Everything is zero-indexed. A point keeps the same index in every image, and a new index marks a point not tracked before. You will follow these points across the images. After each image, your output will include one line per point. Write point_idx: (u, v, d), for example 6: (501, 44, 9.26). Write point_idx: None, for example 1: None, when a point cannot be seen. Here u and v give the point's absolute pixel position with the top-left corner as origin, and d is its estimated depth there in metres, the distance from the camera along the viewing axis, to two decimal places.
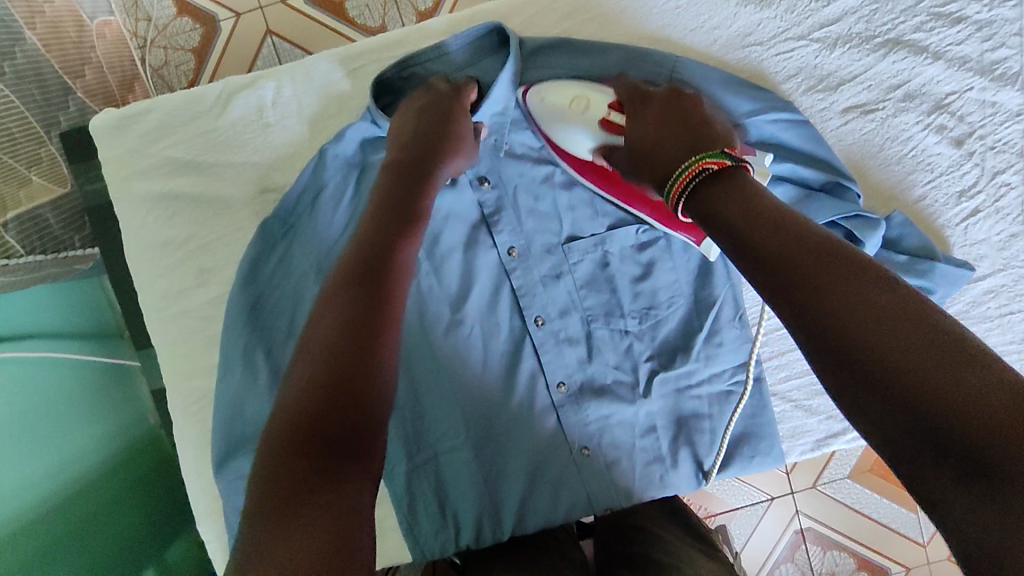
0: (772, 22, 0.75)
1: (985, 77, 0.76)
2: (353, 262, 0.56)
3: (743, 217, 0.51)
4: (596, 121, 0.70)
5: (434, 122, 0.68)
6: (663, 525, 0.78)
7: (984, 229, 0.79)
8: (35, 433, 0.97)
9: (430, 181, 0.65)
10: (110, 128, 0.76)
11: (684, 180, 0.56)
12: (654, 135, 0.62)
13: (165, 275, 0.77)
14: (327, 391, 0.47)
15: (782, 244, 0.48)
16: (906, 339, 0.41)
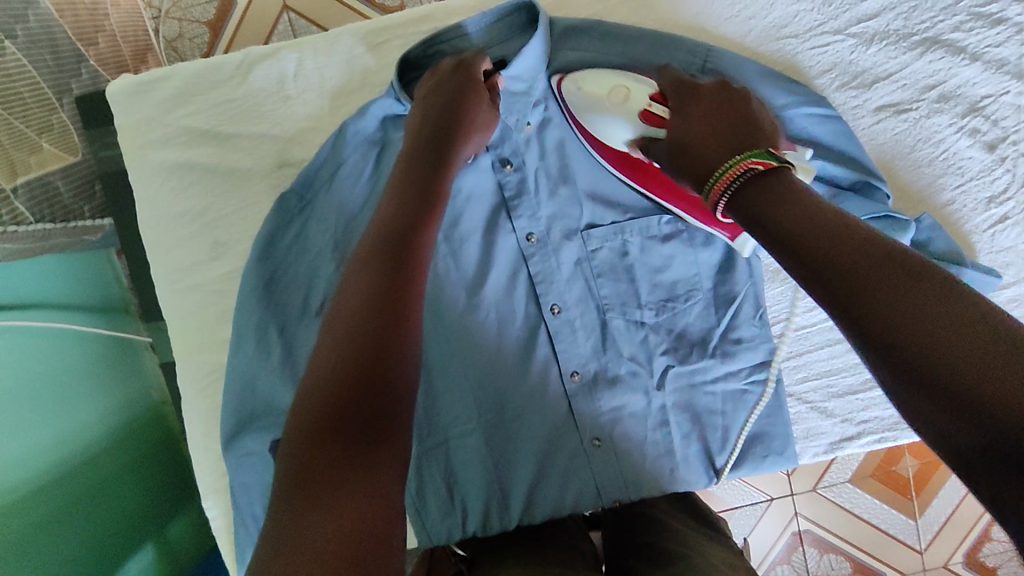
0: (808, 14, 0.74)
1: (1022, 81, 0.74)
2: (380, 241, 0.54)
3: (790, 216, 0.48)
4: (636, 112, 0.68)
5: (448, 103, 0.65)
6: (676, 515, 0.76)
7: (1012, 236, 0.77)
8: (42, 402, 0.96)
9: (449, 163, 0.63)
10: (127, 95, 0.74)
11: (727, 180, 0.54)
12: (698, 135, 0.60)
13: (178, 248, 0.76)
14: (356, 373, 0.46)
15: (831, 242, 0.45)
16: (971, 346, 0.37)
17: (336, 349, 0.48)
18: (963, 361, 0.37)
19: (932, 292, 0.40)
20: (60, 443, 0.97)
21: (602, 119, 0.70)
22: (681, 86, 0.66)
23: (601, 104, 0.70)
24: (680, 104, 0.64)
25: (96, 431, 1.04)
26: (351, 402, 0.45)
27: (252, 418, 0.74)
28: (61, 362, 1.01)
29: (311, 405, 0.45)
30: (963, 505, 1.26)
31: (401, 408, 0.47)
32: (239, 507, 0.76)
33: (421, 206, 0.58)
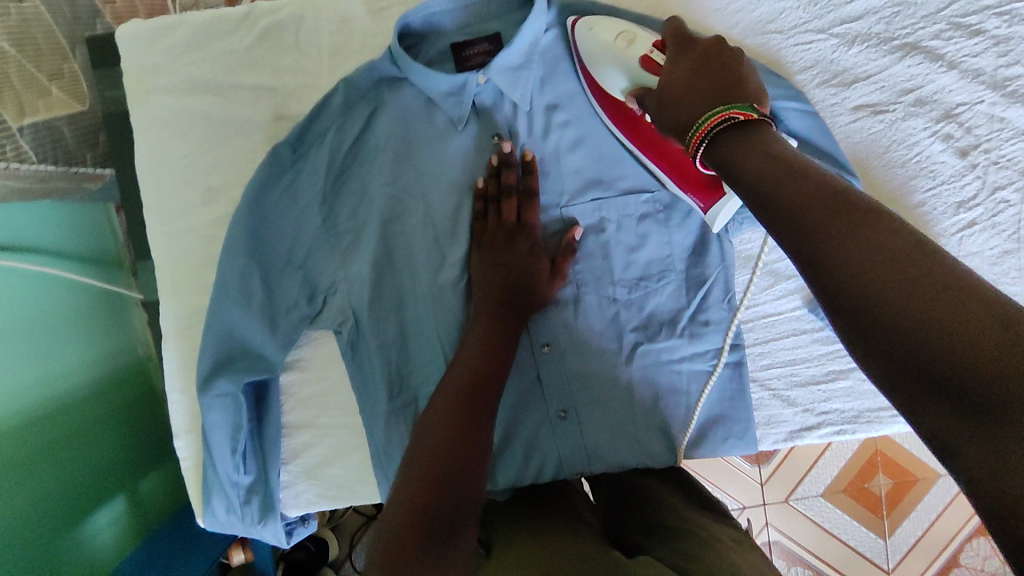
0: (794, 12, 0.76)
1: (996, 92, 0.77)
2: (475, 350, 0.70)
3: (758, 168, 0.52)
4: (637, 58, 0.70)
5: (504, 258, 0.75)
6: (676, 501, 0.73)
7: (978, 242, 0.80)
8: (35, 344, 0.98)
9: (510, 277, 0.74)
10: (136, 40, 0.77)
11: (706, 128, 0.56)
12: (682, 85, 0.62)
13: (172, 191, 0.78)
14: (448, 450, 0.60)
15: (793, 192, 0.49)
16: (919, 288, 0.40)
17: (437, 427, 0.63)
18: (904, 300, 0.40)
19: (882, 233, 0.43)
20: (48, 387, 1.00)
21: (604, 59, 0.72)
22: (682, 39, 0.65)
23: (607, 48, 0.71)
24: (671, 62, 0.65)
25: (82, 379, 1.07)
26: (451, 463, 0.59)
27: (230, 361, 0.77)
28: (53, 308, 1.03)
29: (421, 455, 0.60)
30: (933, 527, 1.27)
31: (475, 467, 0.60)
32: (210, 448, 0.79)
33: (504, 297, 0.74)
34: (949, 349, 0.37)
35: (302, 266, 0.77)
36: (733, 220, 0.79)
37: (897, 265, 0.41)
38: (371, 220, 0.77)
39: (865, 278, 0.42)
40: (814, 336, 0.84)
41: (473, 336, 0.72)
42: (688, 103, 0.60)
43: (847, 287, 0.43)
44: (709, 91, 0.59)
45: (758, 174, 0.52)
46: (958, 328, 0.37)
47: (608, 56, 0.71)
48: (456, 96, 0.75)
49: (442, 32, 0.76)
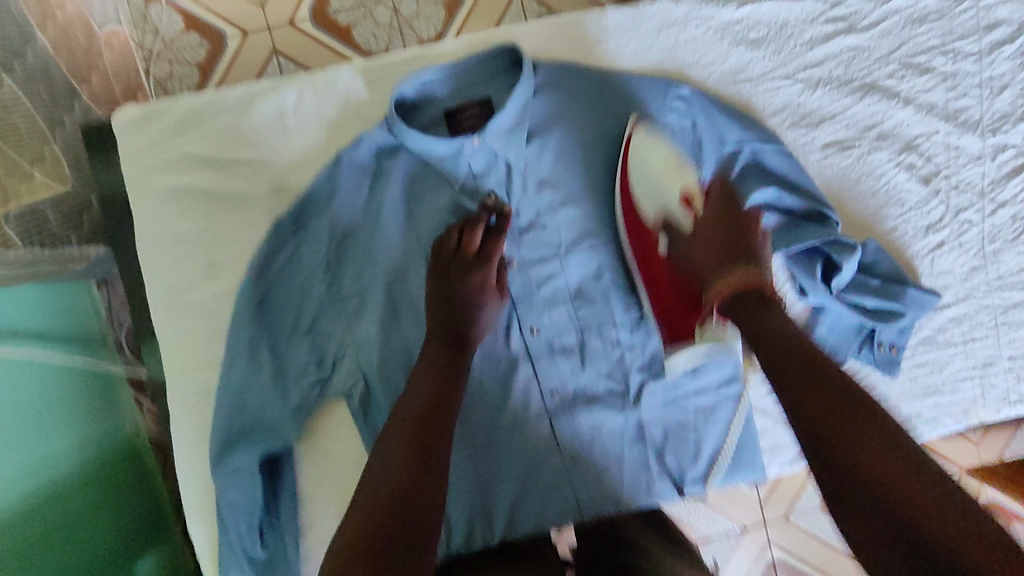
0: (761, 62, 0.83)
1: (949, 122, 0.84)
2: (428, 378, 0.67)
3: (776, 359, 0.58)
4: (676, 194, 0.73)
5: (457, 283, 0.74)
6: (642, 531, 0.82)
7: (949, 261, 0.85)
8: (29, 427, 0.93)
9: (465, 305, 0.73)
10: (133, 123, 0.78)
11: (729, 288, 0.62)
12: (699, 257, 0.66)
13: (173, 268, 0.78)
14: (404, 478, 0.58)
15: (813, 394, 0.55)
16: (886, 446, 0.50)
17: (391, 455, 0.60)
18: (876, 457, 0.50)
19: (861, 431, 0.51)
20: (42, 470, 0.94)
21: (644, 180, 0.75)
22: (726, 199, 0.72)
23: (652, 174, 0.75)
24: (710, 216, 0.69)
25: (95, 470, 1.02)
26: (402, 486, 0.57)
27: (242, 433, 0.76)
28: (58, 395, 0.99)
29: (374, 482, 0.59)
30: None
31: (429, 487, 0.58)
32: (225, 525, 0.76)
33: (457, 321, 0.72)
34: (913, 512, 0.47)
35: (309, 333, 0.77)
36: None
37: (878, 444, 0.51)
38: (378, 283, 0.78)
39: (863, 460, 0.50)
40: None
41: (429, 358, 0.69)
42: (700, 259, 0.66)
43: (846, 470, 0.50)
44: (723, 249, 0.65)
45: (761, 307, 0.61)
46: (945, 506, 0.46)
47: (648, 175, 0.75)
48: (453, 159, 0.76)
49: (435, 99, 0.79)
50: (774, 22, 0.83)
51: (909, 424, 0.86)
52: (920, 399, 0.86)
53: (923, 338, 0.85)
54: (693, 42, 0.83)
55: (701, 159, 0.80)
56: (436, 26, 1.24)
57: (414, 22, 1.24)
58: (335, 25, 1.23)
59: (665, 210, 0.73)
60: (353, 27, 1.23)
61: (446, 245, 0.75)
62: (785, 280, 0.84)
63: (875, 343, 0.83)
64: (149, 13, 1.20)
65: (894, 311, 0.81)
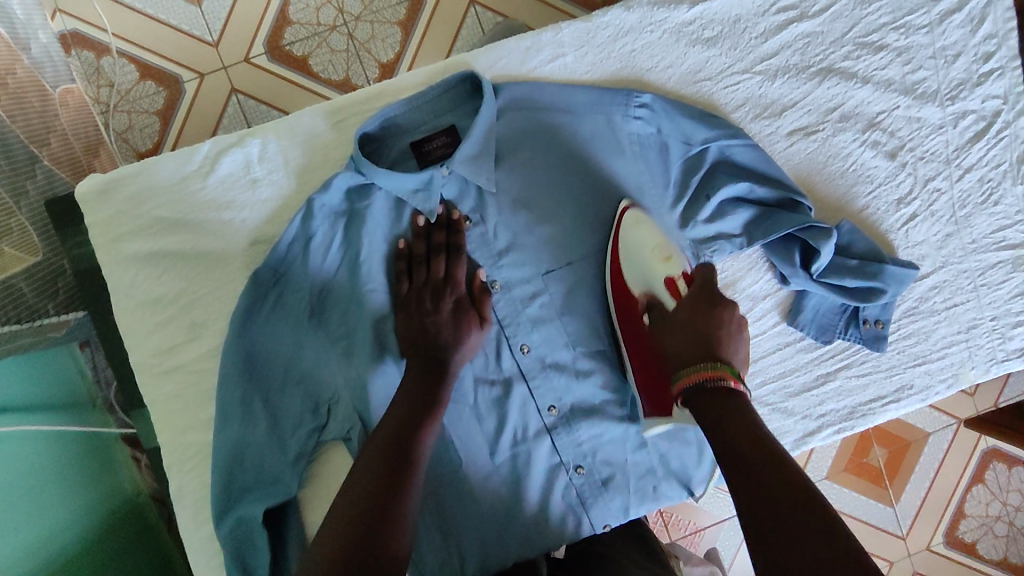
0: (718, 58, 0.84)
1: (909, 96, 0.85)
2: (404, 402, 0.71)
3: (728, 438, 0.61)
4: (663, 276, 0.77)
5: (433, 313, 0.76)
6: (624, 549, 0.82)
7: (923, 231, 0.87)
8: (38, 500, 0.92)
9: (440, 335, 0.75)
10: (96, 192, 0.77)
11: (694, 378, 0.65)
12: (682, 337, 0.69)
13: (156, 332, 0.78)
14: (370, 502, 0.64)
15: (760, 485, 0.57)
16: (787, 483, 0.56)
17: (361, 479, 0.65)
18: (771, 486, 0.56)
19: (768, 473, 0.58)
20: (57, 538, 0.93)
21: (634, 261, 0.78)
22: (705, 287, 0.73)
23: (640, 256, 0.77)
24: (693, 300, 0.72)
25: (82, 532, 0.98)
26: (368, 507, 0.63)
27: (246, 491, 0.75)
28: (57, 464, 0.99)
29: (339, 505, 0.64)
30: (935, 483, 1.27)
31: (390, 515, 0.63)
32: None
33: (433, 349, 0.75)
34: (793, 532, 0.53)
35: (301, 382, 0.77)
36: (703, 254, 0.83)
37: (778, 479, 0.57)
38: (365, 324, 0.78)
39: (790, 554, 0.52)
40: (797, 347, 0.87)
41: (407, 382, 0.73)
42: (676, 346, 0.69)
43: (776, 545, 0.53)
44: (694, 330, 0.69)
45: (700, 343, 0.67)
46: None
47: (640, 261, 0.78)
48: (424, 192, 0.77)
49: (398, 134, 0.80)
50: (727, 18, 0.83)
51: (901, 394, 0.87)
52: (909, 369, 0.87)
53: (907, 310, 0.87)
54: (650, 46, 0.83)
55: (668, 161, 0.81)
56: (393, 46, 1.24)
57: (370, 44, 1.23)
58: (291, 58, 1.22)
59: (649, 293, 0.77)
60: (309, 56, 1.23)
61: (417, 276, 0.78)
62: (764, 269, 0.85)
63: (861, 319, 0.85)
64: (101, 66, 1.20)
65: (874, 288, 0.82)
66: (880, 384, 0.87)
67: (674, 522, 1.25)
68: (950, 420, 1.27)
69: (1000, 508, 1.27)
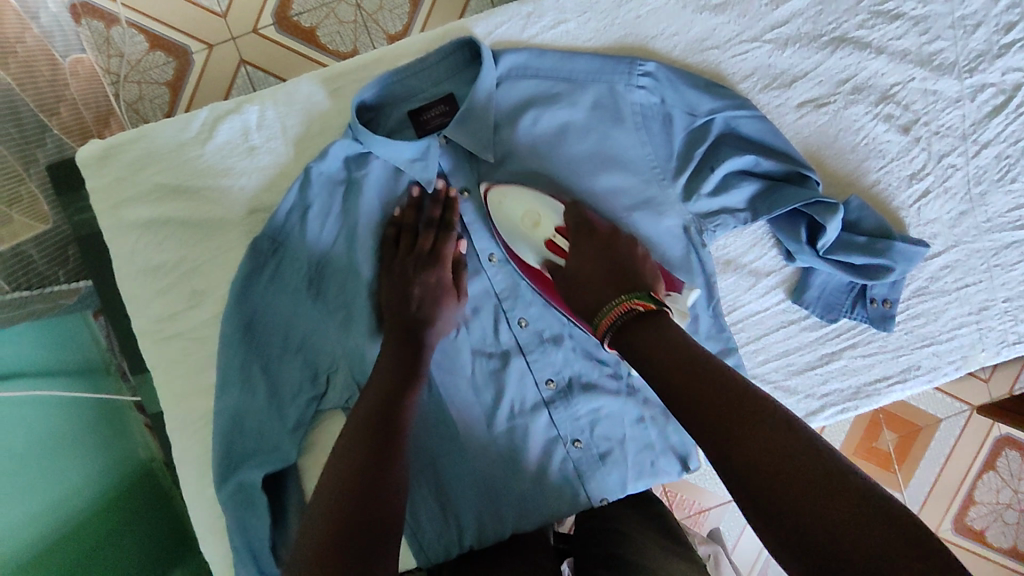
0: (726, 27, 0.81)
1: (924, 68, 0.82)
2: (386, 374, 0.70)
3: (670, 368, 0.59)
4: (541, 240, 0.77)
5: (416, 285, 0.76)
6: (640, 526, 0.80)
7: (935, 208, 0.84)
8: (52, 461, 0.95)
9: (422, 309, 0.75)
10: (99, 159, 0.77)
11: (613, 313, 0.66)
12: (586, 270, 0.72)
13: (158, 299, 0.78)
14: (360, 475, 0.63)
15: (710, 404, 0.56)
16: (727, 395, 0.56)
17: (348, 454, 0.65)
18: (713, 399, 0.56)
19: (722, 392, 0.56)
20: (68, 500, 0.95)
21: (516, 239, 0.77)
22: (582, 225, 0.76)
23: (516, 229, 0.77)
24: (579, 246, 0.75)
25: (91, 495, 1.00)
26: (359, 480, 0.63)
27: (245, 456, 0.75)
28: (74, 427, 1.01)
29: (330, 484, 0.63)
30: (944, 468, 1.25)
31: (384, 488, 0.64)
32: (236, 546, 0.75)
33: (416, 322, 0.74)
34: (754, 444, 0.52)
35: (299, 351, 0.77)
36: (706, 229, 0.81)
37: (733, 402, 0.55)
38: (359, 297, 0.78)
39: (759, 454, 0.52)
40: (802, 325, 0.85)
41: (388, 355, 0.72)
42: (588, 271, 0.72)
43: (739, 457, 0.52)
44: (603, 262, 0.72)
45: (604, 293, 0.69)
46: (836, 498, 0.48)
47: (514, 231, 0.77)
48: (422, 160, 0.77)
49: (397, 102, 0.80)
50: None
51: (908, 375, 0.86)
52: (918, 350, 0.85)
53: (916, 289, 0.85)
54: (655, 13, 0.81)
55: (671, 133, 0.79)
56: (400, 16, 1.22)
57: (378, 15, 1.22)
58: (298, 28, 1.21)
59: (546, 258, 0.77)
60: (317, 27, 1.21)
61: (402, 246, 0.78)
62: (770, 245, 0.84)
63: (868, 298, 0.83)
64: (111, 36, 1.19)
65: (884, 266, 0.80)
66: (887, 365, 0.85)
67: (678, 501, 1.25)
68: (961, 405, 1.25)
69: (1011, 495, 1.24)
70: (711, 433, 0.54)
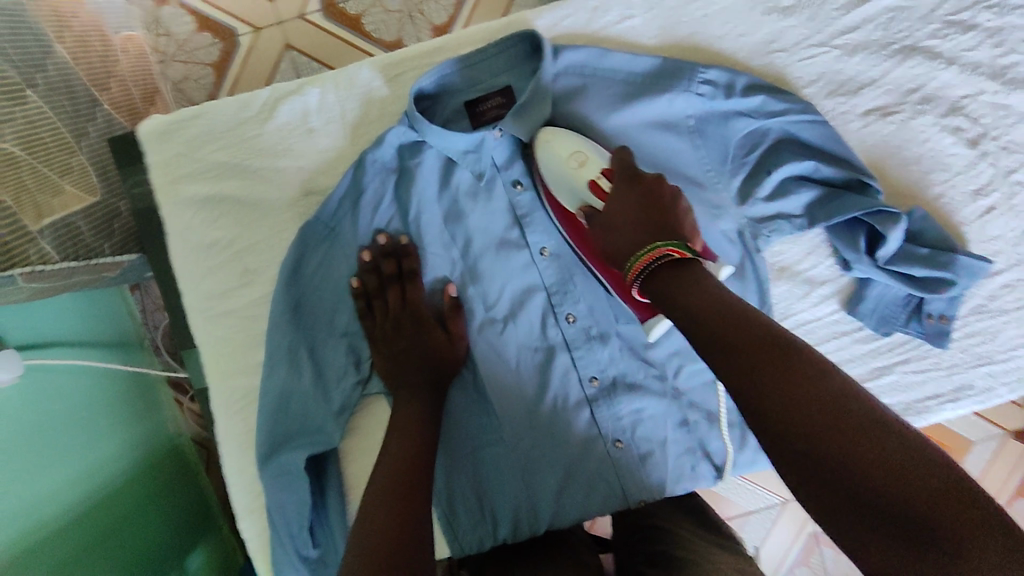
0: (795, 29, 0.80)
1: (996, 81, 0.80)
2: (410, 421, 0.72)
3: (703, 317, 0.57)
4: (585, 181, 0.72)
5: (440, 336, 0.78)
6: (682, 523, 0.81)
7: (999, 226, 0.82)
8: (90, 429, 0.96)
9: (445, 359, 0.77)
10: (160, 134, 0.78)
11: (645, 261, 0.62)
12: (625, 218, 0.66)
13: (210, 276, 0.78)
14: (399, 522, 0.62)
15: (740, 350, 0.55)
16: (762, 347, 0.54)
17: (384, 499, 0.64)
18: (746, 347, 0.55)
19: (755, 342, 0.54)
20: (104, 471, 0.96)
21: (557, 179, 0.74)
22: (627, 170, 0.70)
23: (560, 168, 0.74)
24: (617, 191, 0.69)
25: (126, 467, 1.01)
26: (395, 526, 0.62)
27: (288, 437, 0.75)
28: (109, 397, 1.02)
29: (377, 524, 0.62)
30: None
31: (419, 531, 0.63)
32: (276, 526, 0.75)
33: (439, 372, 0.76)
34: (789, 395, 0.51)
35: (346, 335, 0.77)
36: (761, 235, 0.80)
37: (766, 354, 0.53)
38: None
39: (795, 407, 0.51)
40: (854, 337, 0.83)
41: (410, 405, 0.73)
42: (620, 223, 0.67)
43: (776, 409, 0.51)
44: (641, 221, 0.65)
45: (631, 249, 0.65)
46: (872, 441, 0.48)
47: (558, 175, 0.74)
48: (473, 153, 0.78)
49: (455, 92, 0.79)
50: None
51: (961, 395, 0.83)
52: (971, 369, 0.83)
53: (974, 307, 0.83)
54: (724, 13, 0.80)
55: (730, 135, 0.78)
56: (447, 8, 1.22)
57: (424, 6, 1.22)
58: (345, 15, 1.21)
59: (585, 203, 0.73)
60: (363, 15, 1.21)
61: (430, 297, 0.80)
62: (826, 253, 0.82)
63: (924, 313, 0.81)
64: (160, 15, 1.20)
65: (944, 280, 0.78)
66: (939, 382, 0.83)
67: None
68: (999, 430, 1.22)
69: None
70: (745, 381, 0.53)
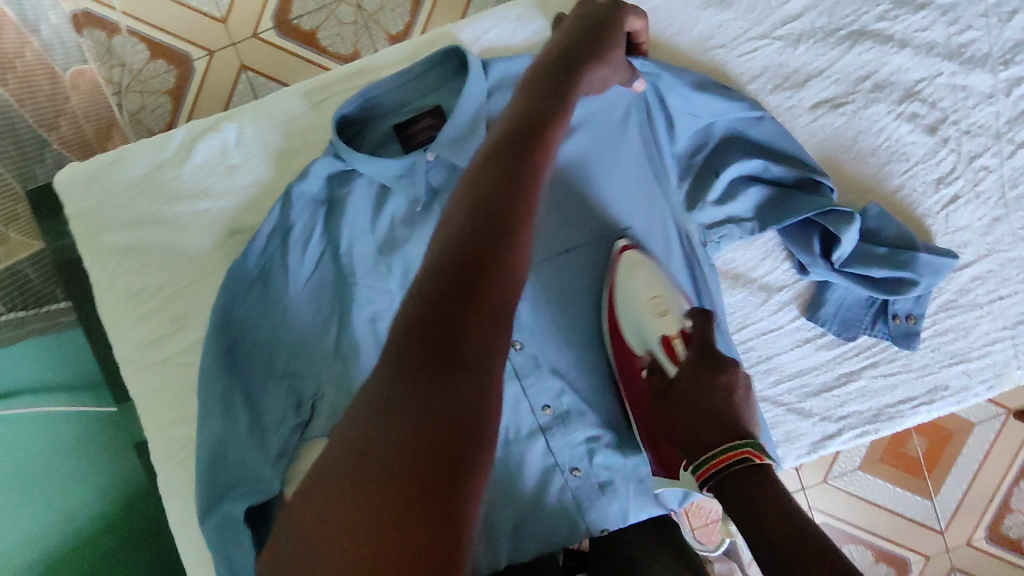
0: (733, 23, 0.75)
1: (954, 61, 0.75)
2: (436, 280, 0.45)
3: (722, 478, 0.53)
4: (658, 335, 0.68)
5: (514, 165, 0.52)
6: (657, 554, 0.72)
7: (965, 215, 0.77)
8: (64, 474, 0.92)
9: (517, 204, 0.50)
10: (77, 183, 0.75)
11: (715, 462, 0.53)
12: (695, 399, 0.58)
13: (140, 325, 0.75)
14: (401, 425, 0.40)
15: (752, 515, 0.50)
16: (774, 513, 0.49)
17: (389, 397, 0.41)
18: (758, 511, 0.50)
19: (765, 506, 0.50)
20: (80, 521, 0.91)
21: (631, 319, 0.70)
22: (703, 346, 0.63)
23: (637, 309, 0.69)
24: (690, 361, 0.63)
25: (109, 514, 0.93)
26: (403, 448, 0.39)
27: (227, 487, 0.69)
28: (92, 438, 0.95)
29: (375, 446, 0.39)
30: (978, 478, 1.17)
31: (452, 473, 0.39)
32: None
33: (496, 212, 0.49)
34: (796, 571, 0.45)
35: (285, 375, 0.74)
36: (710, 241, 0.77)
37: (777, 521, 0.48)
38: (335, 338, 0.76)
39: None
40: (817, 343, 0.79)
41: (454, 252, 0.47)
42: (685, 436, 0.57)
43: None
44: (713, 413, 0.56)
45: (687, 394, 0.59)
46: None
47: (635, 315, 0.70)
48: (407, 177, 0.73)
49: (381, 116, 0.76)
50: None
51: (934, 396, 0.79)
52: (945, 368, 0.79)
53: (943, 303, 0.78)
54: (656, 12, 0.75)
55: (671, 140, 0.74)
56: (402, 16, 1.18)
57: (380, 16, 1.17)
58: (299, 31, 1.17)
59: (650, 351, 0.68)
60: (317, 29, 1.17)
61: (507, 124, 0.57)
62: (781, 258, 0.78)
63: (890, 314, 0.77)
64: (112, 46, 1.16)
65: (907, 280, 0.74)
66: (911, 385, 0.79)
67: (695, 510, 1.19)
68: (997, 409, 1.17)
69: None
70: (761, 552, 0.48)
